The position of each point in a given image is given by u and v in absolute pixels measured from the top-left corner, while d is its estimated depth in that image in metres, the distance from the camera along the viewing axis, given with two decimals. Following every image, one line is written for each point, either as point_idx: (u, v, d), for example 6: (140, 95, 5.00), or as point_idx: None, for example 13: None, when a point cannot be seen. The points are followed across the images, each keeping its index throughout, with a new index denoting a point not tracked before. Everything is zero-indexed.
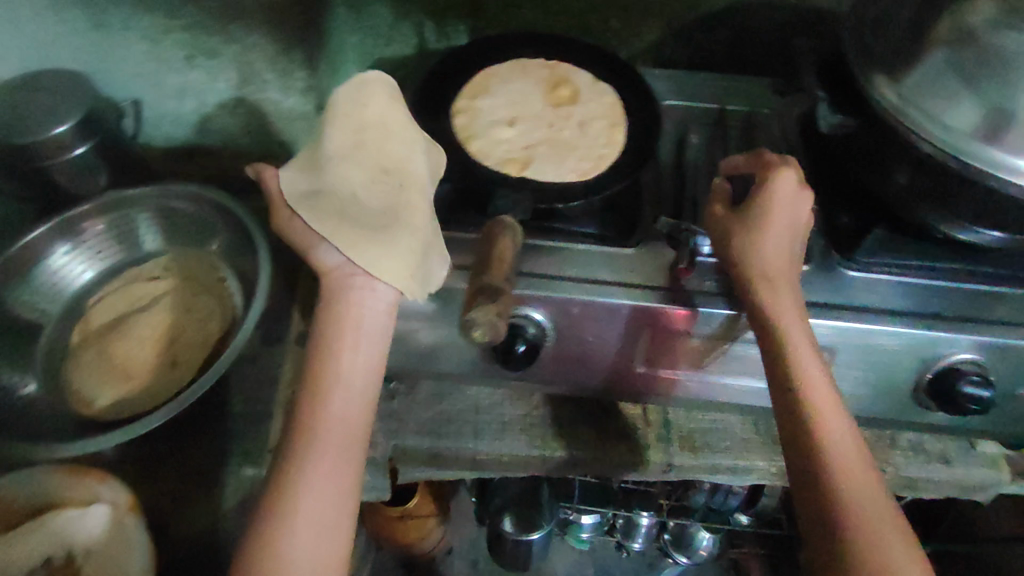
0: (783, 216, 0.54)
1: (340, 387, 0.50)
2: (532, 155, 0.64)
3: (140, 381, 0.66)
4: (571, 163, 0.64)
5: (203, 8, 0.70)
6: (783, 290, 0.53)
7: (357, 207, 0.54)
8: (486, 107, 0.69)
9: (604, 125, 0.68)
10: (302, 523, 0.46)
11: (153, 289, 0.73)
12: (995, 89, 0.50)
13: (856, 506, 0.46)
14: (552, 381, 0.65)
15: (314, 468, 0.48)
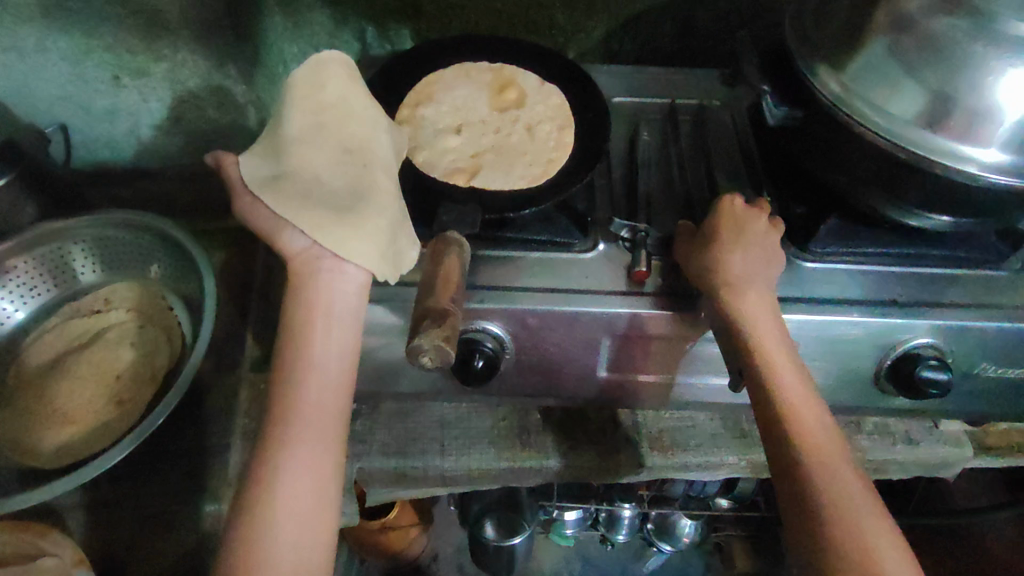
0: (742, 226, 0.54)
1: (313, 374, 0.48)
2: (481, 163, 0.63)
3: (84, 424, 0.63)
4: (521, 169, 0.63)
5: (125, 25, 0.68)
6: (748, 285, 0.52)
7: (321, 189, 0.51)
8: (430, 116, 0.67)
9: (553, 127, 0.67)
10: (281, 528, 0.44)
11: (94, 324, 0.70)
12: (934, 75, 0.50)
13: (836, 496, 0.45)
14: (516, 393, 0.63)
15: (293, 459, 0.46)
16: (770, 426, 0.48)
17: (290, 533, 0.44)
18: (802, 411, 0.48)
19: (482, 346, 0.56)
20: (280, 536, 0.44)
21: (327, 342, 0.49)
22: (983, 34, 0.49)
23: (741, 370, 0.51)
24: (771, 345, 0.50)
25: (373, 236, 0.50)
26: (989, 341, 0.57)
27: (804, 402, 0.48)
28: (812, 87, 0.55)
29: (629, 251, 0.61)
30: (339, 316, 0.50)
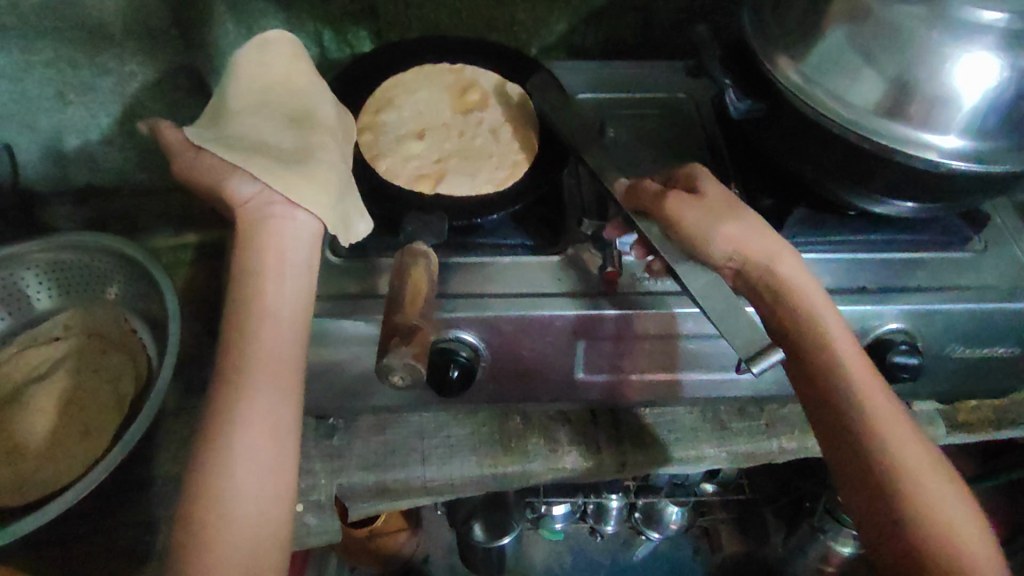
0: (714, 190, 0.53)
1: (268, 321, 0.48)
2: (446, 168, 0.62)
3: (48, 459, 0.60)
4: (487, 171, 0.62)
5: (67, 40, 0.65)
6: (785, 262, 0.51)
7: (269, 144, 0.52)
8: (392, 122, 0.66)
9: (518, 127, 0.66)
10: (238, 484, 0.44)
11: (52, 353, 0.67)
12: (894, 63, 0.50)
13: (918, 484, 0.46)
14: (493, 399, 0.62)
15: (249, 409, 0.45)
16: (841, 427, 0.48)
17: (249, 488, 0.44)
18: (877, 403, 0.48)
19: (457, 355, 0.55)
20: (246, 493, 0.44)
21: (280, 291, 0.49)
22: (938, 20, 0.49)
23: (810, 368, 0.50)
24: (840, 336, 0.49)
25: (323, 183, 0.51)
26: (956, 322, 0.58)
27: (876, 391, 0.49)
28: (774, 79, 0.55)
29: (600, 251, 0.60)
30: (292, 267, 0.50)
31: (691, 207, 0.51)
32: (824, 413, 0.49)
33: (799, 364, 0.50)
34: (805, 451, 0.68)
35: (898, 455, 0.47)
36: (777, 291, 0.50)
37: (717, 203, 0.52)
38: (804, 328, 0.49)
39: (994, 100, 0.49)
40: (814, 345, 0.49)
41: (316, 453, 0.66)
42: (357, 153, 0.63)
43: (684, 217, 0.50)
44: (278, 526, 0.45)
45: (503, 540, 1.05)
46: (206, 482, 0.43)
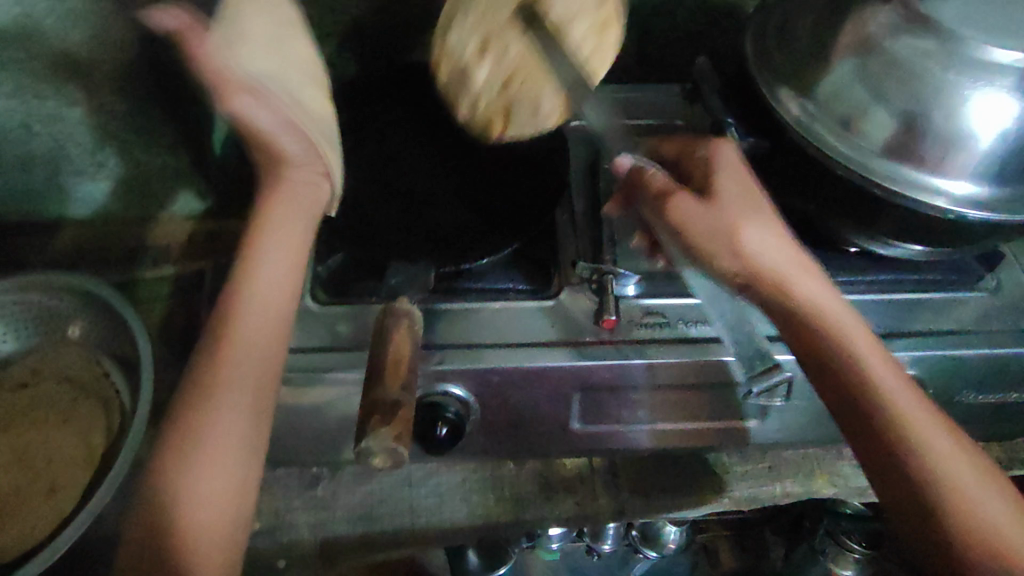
0: (729, 188, 0.50)
1: (289, 249, 0.48)
2: (512, 97, 0.59)
3: (12, 519, 0.57)
4: (547, 100, 0.60)
5: (30, 70, 0.62)
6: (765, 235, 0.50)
7: (298, 98, 0.53)
8: (455, 41, 0.59)
9: (591, 31, 0.60)
10: (220, 423, 0.41)
11: (20, 401, 0.64)
12: (901, 99, 0.48)
13: (954, 481, 0.44)
14: (485, 451, 0.59)
15: (253, 328, 0.44)
16: (881, 468, 0.45)
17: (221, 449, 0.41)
18: (927, 438, 0.45)
19: (445, 411, 0.52)
20: (231, 410, 0.42)
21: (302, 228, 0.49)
22: (953, 60, 0.47)
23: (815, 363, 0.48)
24: (871, 365, 0.46)
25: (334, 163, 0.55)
26: (967, 368, 0.55)
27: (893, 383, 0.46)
28: (775, 115, 0.51)
29: (595, 295, 0.57)
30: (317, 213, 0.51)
31: (694, 208, 0.50)
32: (865, 453, 0.46)
33: (831, 401, 0.47)
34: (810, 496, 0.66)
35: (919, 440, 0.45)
36: (783, 313, 0.49)
37: (732, 201, 0.50)
38: (829, 363, 0.47)
39: (1006, 141, 0.47)
40: (837, 384, 0.47)
41: (298, 505, 0.62)
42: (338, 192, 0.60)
43: (685, 222, 0.50)
44: (243, 459, 0.41)
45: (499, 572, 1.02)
46: (182, 422, 0.41)
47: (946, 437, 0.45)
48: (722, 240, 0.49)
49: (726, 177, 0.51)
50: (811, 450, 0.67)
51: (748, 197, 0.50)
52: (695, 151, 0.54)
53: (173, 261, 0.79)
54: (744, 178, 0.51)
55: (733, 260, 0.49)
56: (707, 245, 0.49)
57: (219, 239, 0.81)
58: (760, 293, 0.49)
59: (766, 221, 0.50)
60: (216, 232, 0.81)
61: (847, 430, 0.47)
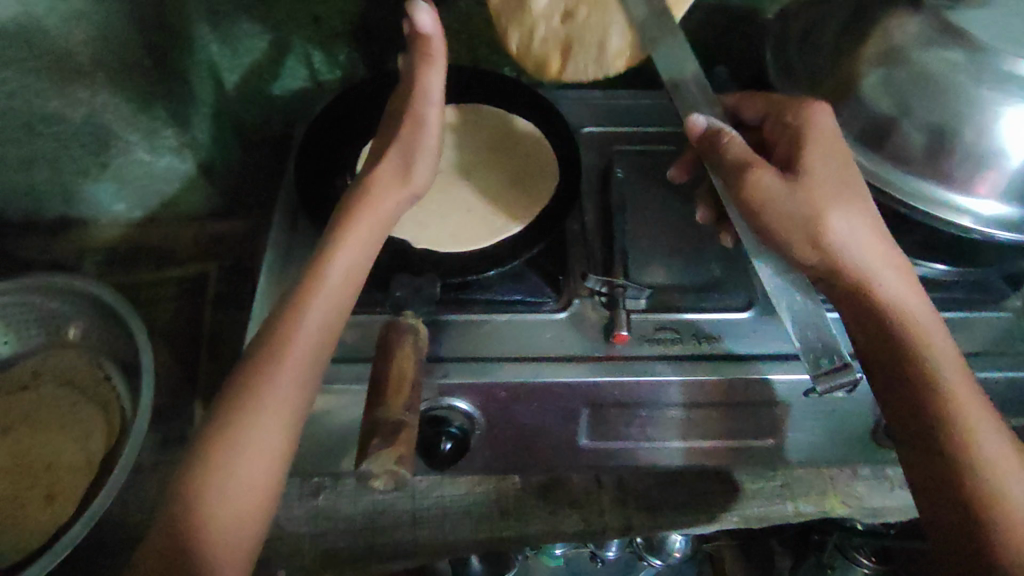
0: (821, 167, 0.47)
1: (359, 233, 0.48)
2: (574, 31, 0.53)
3: (10, 525, 0.56)
4: (616, 36, 0.52)
5: (32, 70, 0.60)
6: (853, 214, 0.46)
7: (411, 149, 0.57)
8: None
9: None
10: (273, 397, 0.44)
11: (21, 405, 0.63)
12: (930, 116, 0.46)
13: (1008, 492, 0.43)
14: (490, 466, 0.58)
15: (312, 308, 0.46)
16: (939, 480, 0.44)
17: (263, 433, 0.43)
18: (993, 459, 0.44)
19: (448, 427, 0.51)
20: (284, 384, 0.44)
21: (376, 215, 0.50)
22: (986, 73, 0.45)
23: (886, 359, 0.47)
24: (950, 377, 0.45)
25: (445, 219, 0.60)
26: (990, 390, 0.53)
27: (962, 384, 0.45)
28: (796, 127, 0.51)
29: (605, 309, 0.56)
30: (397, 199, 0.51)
31: (779, 186, 0.46)
32: (924, 464, 0.45)
33: (902, 407, 0.46)
34: (822, 515, 0.64)
35: (977, 444, 0.44)
36: (860, 310, 0.47)
37: (820, 180, 0.47)
38: (907, 369, 0.46)
39: None
40: (914, 391, 0.45)
41: (300, 514, 0.61)
42: None
43: (766, 200, 0.46)
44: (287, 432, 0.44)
45: None
46: (249, 386, 0.44)
47: (1014, 461, 0.44)
48: (804, 225, 0.46)
49: (816, 151, 0.47)
50: (825, 469, 0.66)
51: (837, 178, 0.47)
52: (785, 117, 0.50)
53: (178, 262, 0.80)
54: (839, 155, 0.47)
55: (812, 249, 0.46)
56: (785, 227, 0.46)
57: (224, 241, 0.82)
58: (839, 287, 0.48)
59: (855, 206, 0.47)
60: (220, 235, 0.82)
61: (905, 428, 0.46)
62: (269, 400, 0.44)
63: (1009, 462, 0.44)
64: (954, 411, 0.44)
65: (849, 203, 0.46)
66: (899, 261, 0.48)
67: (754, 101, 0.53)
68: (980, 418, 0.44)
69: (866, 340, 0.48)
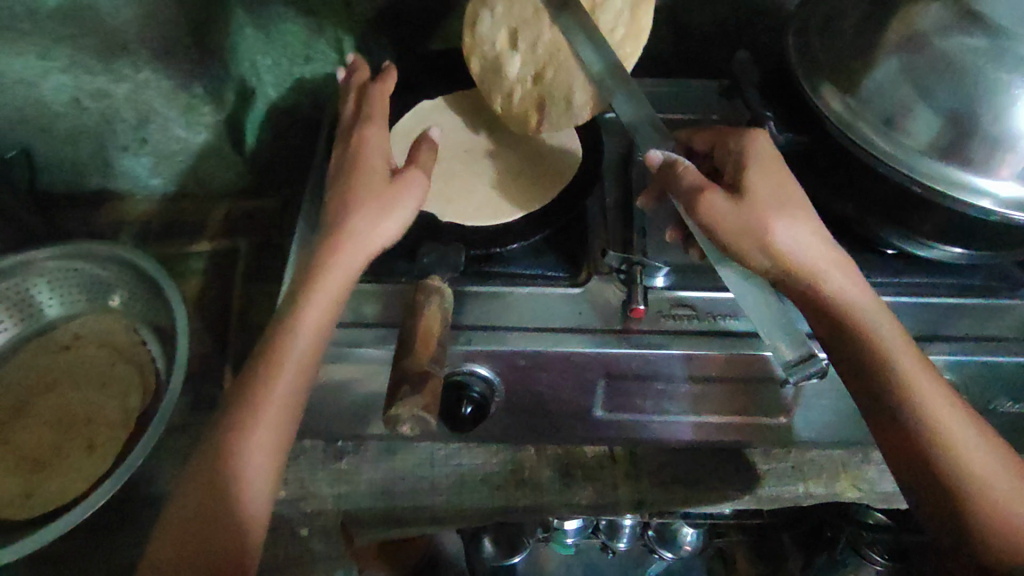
0: (762, 185, 0.49)
1: (350, 247, 0.48)
2: (545, 89, 0.60)
3: (55, 471, 0.60)
4: (580, 92, 0.59)
5: (82, 47, 0.64)
6: (799, 224, 0.49)
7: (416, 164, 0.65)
8: (489, 34, 0.62)
9: (625, 6, 0.59)
10: (276, 395, 0.46)
11: (64, 363, 0.67)
12: (951, 99, 0.47)
13: (971, 461, 0.46)
14: (508, 434, 0.60)
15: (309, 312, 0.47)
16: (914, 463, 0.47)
17: (264, 433, 0.45)
18: (953, 430, 0.46)
19: (470, 391, 0.53)
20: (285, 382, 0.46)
21: (360, 237, 0.48)
22: (1005, 57, 0.46)
23: (844, 349, 0.49)
24: (902, 359, 0.47)
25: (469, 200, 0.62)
26: (1003, 375, 0.54)
27: (918, 368, 0.47)
28: (816, 109, 0.51)
29: (623, 285, 0.57)
30: (377, 228, 0.48)
31: (727, 208, 0.47)
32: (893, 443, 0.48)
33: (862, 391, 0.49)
34: (834, 498, 0.65)
35: (939, 422, 0.46)
36: (816, 304, 0.49)
37: (764, 197, 0.49)
38: (861, 354, 0.48)
39: None
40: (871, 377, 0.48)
41: (323, 475, 0.64)
42: None
43: (718, 220, 0.46)
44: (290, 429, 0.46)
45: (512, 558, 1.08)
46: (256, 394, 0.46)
47: (971, 430, 0.47)
48: (755, 238, 0.47)
49: (757, 172, 0.49)
50: (837, 452, 0.66)
51: (778, 190, 0.49)
52: (727, 144, 0.52)
53: (209, 237, 0.81)
54: (776, 172, 0.50)
55: (766, 255, 0.48)
56: (741, 243, 0.47)
57: (255, 217, 0.84)
58: (794, 287, 0.49)
59: (799, 215, 0.49)
60: (251, 212, 0.84)
61: (869, 412, 0.49)
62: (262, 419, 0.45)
63: (967, 432, 0.46)
64: (912, 395, 0.46)
65: (796, 225, 0.49)
66: (840, 255, 0.50)
67: (702, 134, 0.55)
68: (938, 397, 0.47)
69: (825, 331, 0.50)
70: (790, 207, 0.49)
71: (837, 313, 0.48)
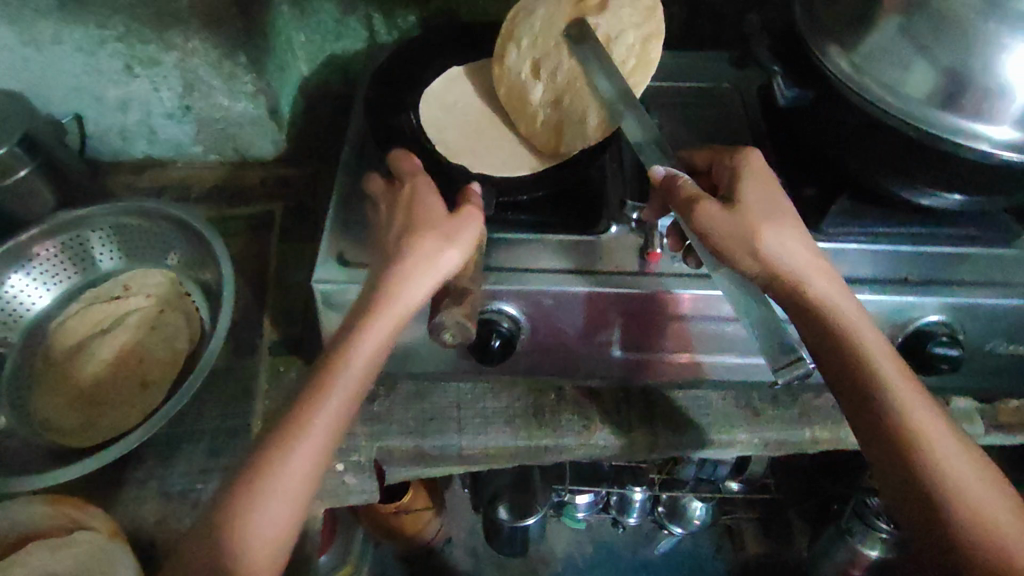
0: (754, 196, 0.52)
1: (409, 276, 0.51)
2: (563, 114, 0.62)
3: (112, 405, 0.65)
4: (594, 115, 0.61)
5: (137, 16, 0.69)
6: (788, 231, 0.52)
7: (442, 125, 0.67)
8: (514, 65, 0.65)
9: (637, 39, 0.61)
10: (327, 412, 0.49)
11: (116, 310, 0.72)
12: (948, 55, 0.49)
13: (944, 460, 0.47)
14: (531, 370, 0.65)
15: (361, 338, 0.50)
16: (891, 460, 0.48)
17: (310, 448, 0.49)
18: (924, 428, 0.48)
19: (498, 326, 0.57)
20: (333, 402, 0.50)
21: (422, 269, 0.51)
22: (999, 11, 0.48)
23: (822, 348, 0.51)
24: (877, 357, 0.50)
25: (497, 155, 0.65)
26: (999, 317, 0.57)
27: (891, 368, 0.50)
28: (823, 67, 0.54)
29: (639, 234, 0.61)
30: (440, 263, 0.51)
31: (722, 215, 0.50)
32: (870, 446, 0.49)
33: (844, 395, 0.51)
34: (839, 441, 0.68)
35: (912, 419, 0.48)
36: (800, 308, 0.51)
37: (755, 207, 0.52)
38: (841, 355, 0.50)
39: None
40: (849, 373, 0.50)
41: (356, 416, 0.68)
42: (409, 131, 0.66)
43: (711, 229, 0.49)
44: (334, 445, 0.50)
45: (526, 520, 1.13)
46: (307, 406, 0.49)
47: (944, 428, 0.48)
48: (745, 244, 0.50)
49: (751, 186, 0.53)
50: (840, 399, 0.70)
51: (768, 203, 0.52)
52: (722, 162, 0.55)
53: (246, 201, 0.86)
54: (767, 187, 0.53)
55: (755, 259, 0.51)
56: (730, 247, 0.50)
57: (288, 184, 0.87)
58: (781, 291, 0.52)
59: (788, 226, 0.52)
60: (284, 179, 0.88)
61: (849, 411, 0.51)
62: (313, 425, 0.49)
63: (940, 432, 0.48)
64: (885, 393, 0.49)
65: (792, 244, 0.51)
66: (824, 263, 0.52)
67: (701, 152, 0.58)
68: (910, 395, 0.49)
69: (807, 332, 0.52)
70: (791, 229, 0.52)
71: (815, 315, 0.51)
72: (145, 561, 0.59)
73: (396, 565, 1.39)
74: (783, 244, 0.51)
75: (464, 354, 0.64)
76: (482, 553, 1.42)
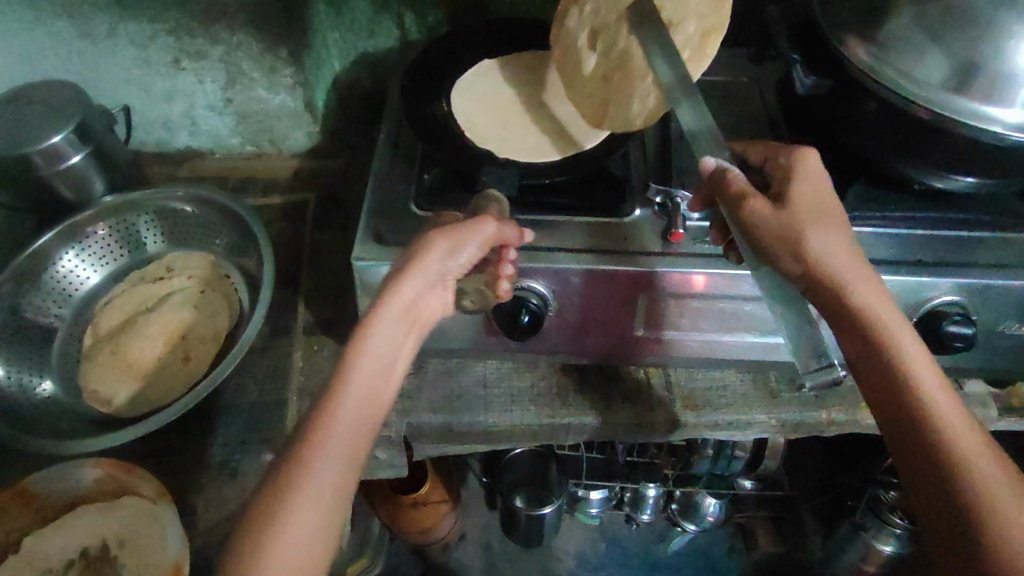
0: (805, 194, 0.53)
1: (418, 272, 0.54)
2: (609, 94, 0.69)
3: (157, 377, 0.68)
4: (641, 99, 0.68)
5: (187, 10, 0.74)
6: (832, 232, 0.52)
7: (475, 115, 0.71)
8: (573, 28, 0.69)
9: (696, 30, 0.66)
10: (353, 403, 0.48)
11: (161, 289, 0.75)
12: (958, 43, 0.52)
13: (981, 481, 0.45)
14: (556, 347, 0.68)
15: (373, 334, 0.51)
16: (925, 478, 0.47)
17: (337, 448, 0.46)
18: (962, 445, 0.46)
19: (527, 302, 0.60)
20: (353, 395, 0.48)
21: (432, 263, 0.54)
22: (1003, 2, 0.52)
23: (860, 356, 0.51)
24: (916, 368, 0.49)
25: (528, 144, 0.69)
26: (1012, 299, 0.59)
27: (932, 382, 0.48)
28: (841, 56, 0.57)
29: (660, 217, 0.64)
30: (449, 260, 0.55)
31: (768, 211, 0.51)
32: (904, 462, 0.48)
33: (881, 408, 0.50)
34: (853, 423, 0.71)
35: (949, 435, 0.47)
36: (842, 314, 0.51)
37: (802, 208, 0.52)
38: (879, 365, 0.49)
39: None
40: (888, 386, 0.49)
41: None
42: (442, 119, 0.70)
43: (760, 222, 0.50)
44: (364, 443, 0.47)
45: (542, 510, 1.14)
46: (329, 401, 0.47)
47: (984, 448, 0.46)
48: (788, 243, 0.51)
49: (802, 187, 0.54)
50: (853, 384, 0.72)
51: (814, 204, 0.53)
52: (779, 159, 0.57)
53: (279, 191, 0.89)
54: (818, 188, 0.54)
55: (797, 262, 0.51)
56: (771, 245, 0.51)
57: (321, 175, 0.91)
58: (819, 294, 0.52)
59: (834, 228, 0.52)
60: (317, 170, 0.91)
61: (884, 424, 0.50)
62: (331, 444, 0.46)
63: (980, 451, 0.46)
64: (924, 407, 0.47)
65: (835, 249, 0.51)
66: (871, 272, 0.52)
67: (756, 148, 0.60)
68: (951, 410, 0.47)
69: (847, 342, 0.51)
70: (836, 234, 0.52)
71: (853, 323, 0.50)
72: (187, 525, 0.62)
73: (409, 557, 1.41)
74: (827, 247, 0.51)
75: (491, 332, 0.67)
76: (496, 549, 1.43)
